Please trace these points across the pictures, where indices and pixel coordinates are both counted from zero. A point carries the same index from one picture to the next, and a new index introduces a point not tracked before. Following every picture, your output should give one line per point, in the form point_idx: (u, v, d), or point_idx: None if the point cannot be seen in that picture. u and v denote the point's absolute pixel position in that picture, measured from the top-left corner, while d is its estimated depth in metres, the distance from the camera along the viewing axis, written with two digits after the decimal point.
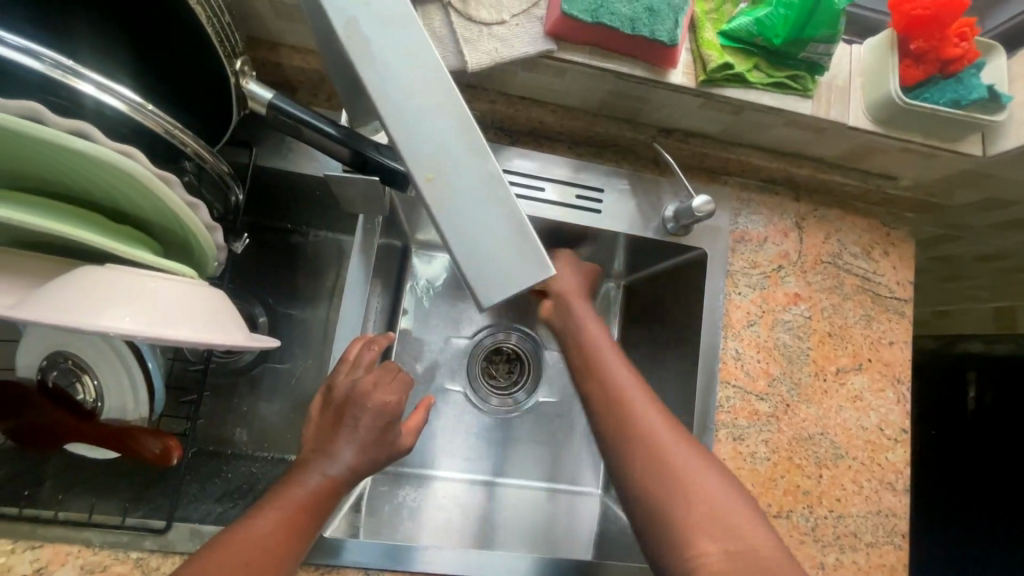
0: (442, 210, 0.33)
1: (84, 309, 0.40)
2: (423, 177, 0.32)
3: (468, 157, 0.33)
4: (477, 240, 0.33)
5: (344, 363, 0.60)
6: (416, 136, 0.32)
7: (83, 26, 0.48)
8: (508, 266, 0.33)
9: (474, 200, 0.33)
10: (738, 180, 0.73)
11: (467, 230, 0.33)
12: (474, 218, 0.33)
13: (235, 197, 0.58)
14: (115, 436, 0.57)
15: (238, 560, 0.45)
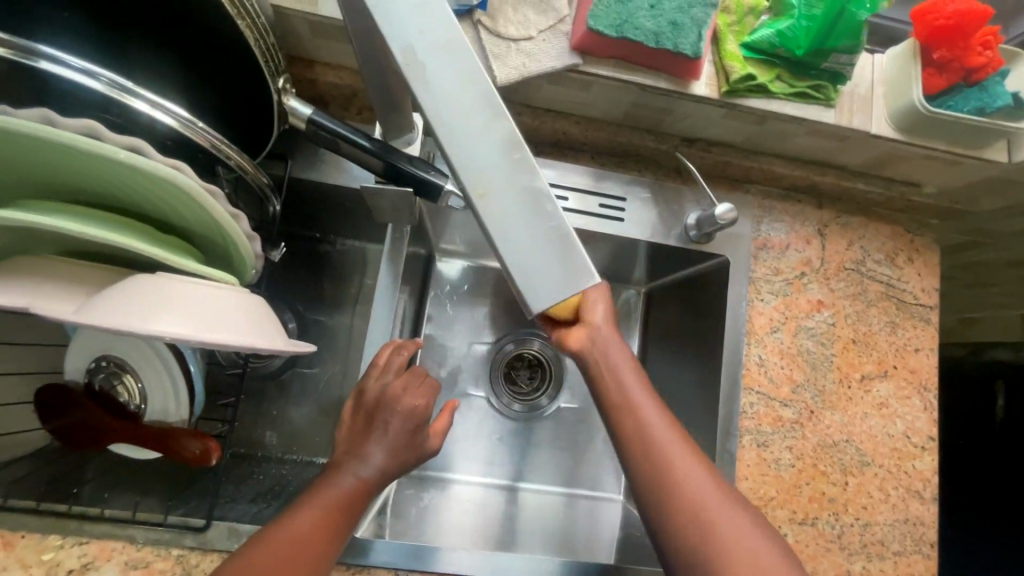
0: (495, 227, 0.32)
1: (139, 314, 0.43)
2: (474, 194, 0.32)
3: (516, 172, 0.32)
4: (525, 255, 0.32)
5: (375, 367, 0.62)
6: (469, 156, 0.31)
7: (137, 49, 0.51)
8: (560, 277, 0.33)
9: (524, 216, 0.32)
10: (760, 188, 0.74)
11: (520, 246, 0.32)
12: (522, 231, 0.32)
13: (273, 209, 0.60)
14: (156, 437, 0.59)
15: (278, 556, 0.47)
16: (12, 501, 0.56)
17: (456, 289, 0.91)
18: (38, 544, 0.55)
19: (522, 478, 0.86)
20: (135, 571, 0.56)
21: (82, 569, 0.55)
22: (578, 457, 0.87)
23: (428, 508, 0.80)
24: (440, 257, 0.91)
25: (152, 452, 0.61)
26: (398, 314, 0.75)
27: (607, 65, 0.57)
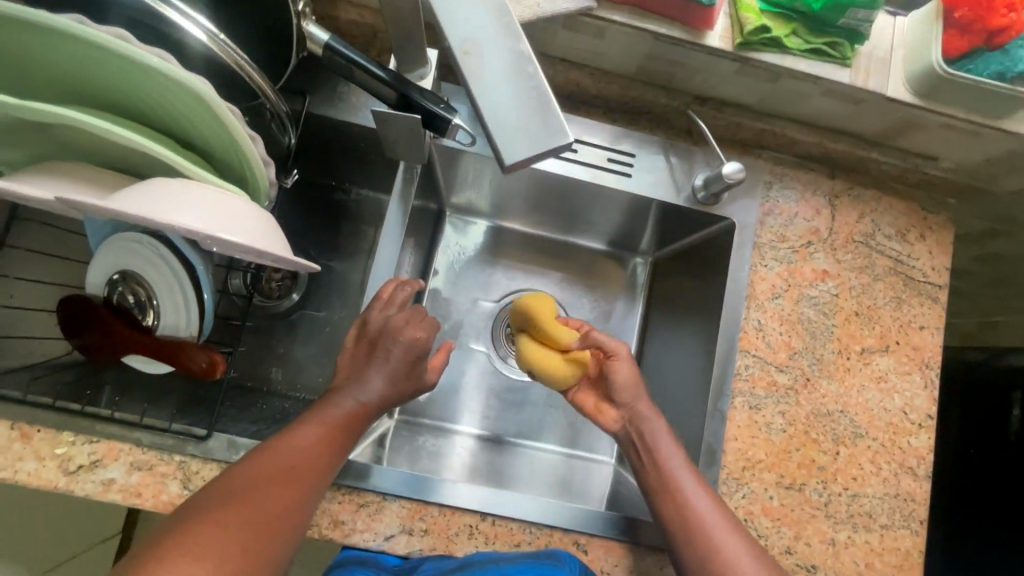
0: (477, 82, 0.38)
1: (160, 209, 0.45)
2: (461, 52, 0.38)
3: (503, 44, 0.39)
4: (503, 110, 0.38)
5: (379, 299, 0.64)
6: (459, 24, 0.38)
7: None
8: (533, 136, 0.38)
9: (499, 70, 0.38)
10: (773, 154, 0.73)
11: (499, 106, 0.38)
12: (504, 93, 0.38)
13: (288, 140, 0.64)
14: (167, 349, 0.62)
15: (284, 461, 0.50)
16: (31, 396, 0.60)
17: (464, 249, 0.92)
18: (52, 438, 0.59)
19: (520, 433, 0.87)
20: (140, 472, 0.59)
21: (91, 465, 0.59)
22: (574, 417, 0.88)
23: (424, 449, 0.83)
24: (452, 215, 0.93)
25: (163, 364, 0.64)
26: (404, 260, 0.77)
27: (620, 11, 0.57)
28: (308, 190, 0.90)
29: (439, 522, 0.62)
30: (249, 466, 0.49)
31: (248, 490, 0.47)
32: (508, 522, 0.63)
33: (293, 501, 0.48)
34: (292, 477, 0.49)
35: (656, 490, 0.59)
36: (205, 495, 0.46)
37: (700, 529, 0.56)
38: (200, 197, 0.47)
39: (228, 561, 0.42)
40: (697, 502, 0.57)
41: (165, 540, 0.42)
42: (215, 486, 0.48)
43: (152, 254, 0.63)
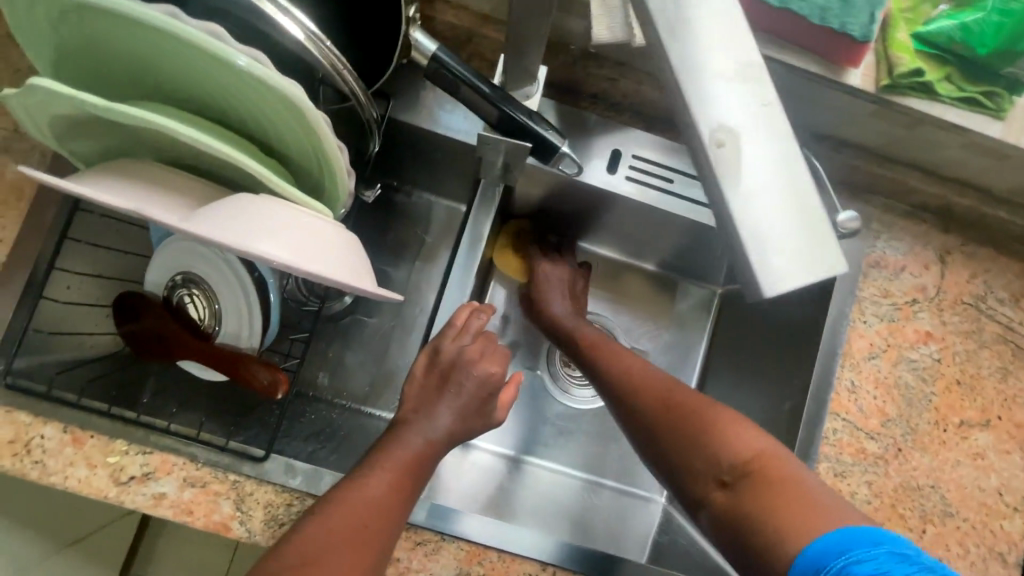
0: (736, 187, 0.39)
1: (248, 237, 0.41)
2: (719, 147, 0.39)
3: (776, 161, 0.39)
4: (767, 226, 0.39)
5: (452, 327, 0.60)
6: (727, 116, 0.39)
7: None
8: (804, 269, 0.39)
9: (761, 177, 0.39)
10: (883, 200, 0.67)
11: (766, 223, 0.39)
12: (766, 209, 0.39)
13: (371, 148, 0.59)
14: (226, 360, 0.59)
15: (355, 519, 0.45)
16: (86, 401, 0.58)
17: None
18: (105, 446, 0.56)
19: (557, 460, 0.83)
20: (193, 488, 0.56)
21: (143, 477, 0.56)
22: (626, 451, 0.84)
23: (454, 471, 0.78)
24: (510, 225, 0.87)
25: (220, 374, 0.61)
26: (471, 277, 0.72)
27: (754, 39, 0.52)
28: None
29: (496, 568, 0.59)
30: (317, 525, 0.44)
31: (318, 561, 0.42)
32: (569, 574, 0.60)
33: (366, 566, 0.44)
34: (364, 540, 0.44)
35: (630, 399, 0.60)
36: (274, 567, 0.42)
37: (670, 415, 0.56)
38: (287, 221, 0.43)
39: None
40: (670, 388, 0.58)
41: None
42: (284, 550, 0.43)
43: (217, 258, 0.60)
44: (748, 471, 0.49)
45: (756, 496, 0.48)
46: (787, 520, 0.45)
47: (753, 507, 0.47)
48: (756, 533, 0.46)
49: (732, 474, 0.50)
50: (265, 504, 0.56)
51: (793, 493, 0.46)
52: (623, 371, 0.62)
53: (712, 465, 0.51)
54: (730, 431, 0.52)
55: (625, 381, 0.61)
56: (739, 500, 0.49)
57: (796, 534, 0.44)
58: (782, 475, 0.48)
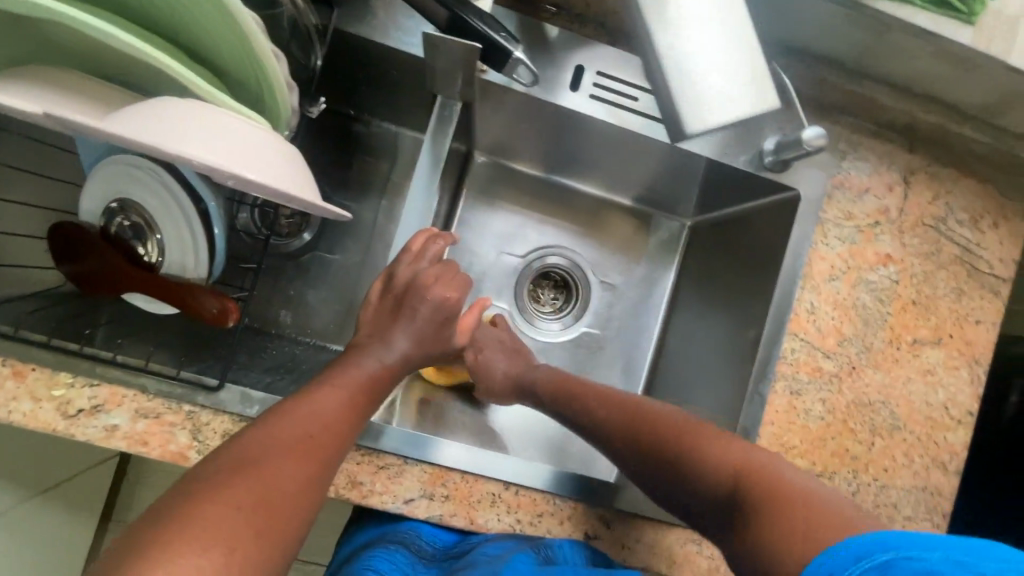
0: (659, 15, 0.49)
1: (171, 139, 0.38)
2: None
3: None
4: (689, 57, 0.50)
5: (408, 252, 0.58)
6: None
7: None
8: (726, 110, 0.50)
9: (681, 12, 0.49)
10: (851, 120, 0.66)
11: (686, 50, 0.50)
12: (692, 40, 0.50)
13: (315, 61, 0.58)
14: (172, 292, 0.56)
15: (304, 426, 0.43)
16: (22, 331, 0.54)
17: (487, 196, 0.85)
18: (49, 379, 0.54)
19: None
20: (146, 420, 0.55)
21: (93, 410, 0.55)
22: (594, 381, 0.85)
23: (431, 402, 0.77)
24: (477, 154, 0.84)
25: (167, 306, 0.58)
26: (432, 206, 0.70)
27: None
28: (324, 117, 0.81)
29: (460, 488, 0.60)
30: (260, 432, 0.41)
31: (259, 461, 0.39)
32: (532, 492, 0.61)
33: (311, 476, 0.41)
34: (310, 448, 0.42)
35: (642, 459, 0.57)
36: (205, 469, 0.38)
37: (677, 446, 0.54)
38: (216, 127, 0.40)
39: (239, 549, 0.35)
40: (684, 425, 0.56)
41: (166, 522, 0.34)
42: (220, 455, 0.39)
43: (155, 185, 0.56)
44: (745, 492, 0.46)
45: (765, 521, 0.43)
46: (792, 525, 0.41)
47: (759, 524, 0.43)
48: (766, 558, 0.42)
49: (728, 505, 0.48)
50: (223, 433, 0.56)
51: (792, 509, 0.42)
52: (635, 412, 0.59)
53: (712, 486, 0.50)
54: (716, 450, 0.52)
55: (632, 414, 0.59)
56: (747, 519, 0.45)
57: (799, 554, 0.40)
58: (772, 488, 0.45)
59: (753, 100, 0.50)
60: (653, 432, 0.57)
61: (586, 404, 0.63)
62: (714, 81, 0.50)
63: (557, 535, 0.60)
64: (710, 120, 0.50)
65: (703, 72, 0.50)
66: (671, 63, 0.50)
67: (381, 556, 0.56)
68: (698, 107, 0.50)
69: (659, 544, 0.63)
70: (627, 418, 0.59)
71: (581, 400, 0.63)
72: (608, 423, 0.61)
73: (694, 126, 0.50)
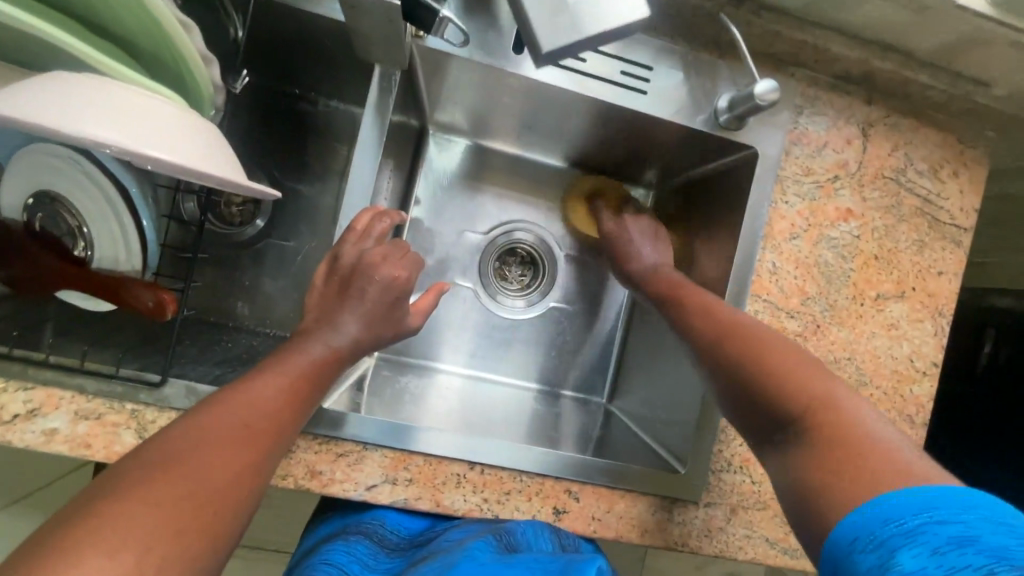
0: None
1: (62, 113, 0.35)
2: None
3: None
4: None
5: (353, 232, 0.56)
6: None
7: None
8: (579, 15, 0.43)
9: None
10: (807, 73, 0.64)
11: None
12: None
13: (234, 32, 0.61)
14: (104, 287, 0.53)
15: (238, 417, 0.42)
16: None
17: (446, 173, 0.82)
18: None
19: (495, 370, 0.81)
20: (86, 421, 0.53)
21: (29, 414, 0.52)
22: (564, 357, 0.83)
23: (408, 389, 0.75)
24: (435, 132, 0.82)
25: (103, 302, 0.55)
26: (382, 184, 0.67)
27: None
28: (268, 97, 0.77)
29: (424, 471, 0.59)
30: (191, 426, 0.40)
31: (187, 454, 0.38)
32: (498, 470, 0.60)
33: (246, 466, 0.40)
34: (245, 436, 0.41)
35: (719, 355, 0.49)
36: (130, 464, 0.37)
37: (752, 362, 0.46)
38: (115, 101, 0.37)
39: (158, 547, 0.33)
40: (756, 333, 0.49)
41: (83, 516, 0.33)
42: (148, 450, 0.38)
43: (76, 174, 0.52)
44: (820, 423, 0.40)
45: (811, 460, 0.39)
46: (842, 469, 0.37)
47: (806, 461, 0.39)
48: (817, 491, 0.38)
49: (795, 428, 0.42)
50: None
51: (859, 456, 0.37)
52: (728, 328, 0.50)
53: (784, 420, 0.43)
54: (807, 381, 0.43)
55: (719, 332, 0.51)
56: (809, 449, 0.40)
57: (847, 490, 0.36)
58: (858, 437, 0.38)
59: (622, 7, 0.43)
60: (732, 340, 0.49)
61: (683, 320, 0.56)
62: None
63: (525, 512, 0.60)
64: (560, 28, 0.44)
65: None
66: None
67: (340, 548, 0.54)
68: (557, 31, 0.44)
69: (629, 514, 0.62)
70: (714, 337, 0.51)
71: (677, 312, 0.57)
72: (698, 337, 0.52)
73: (545, 36, 0.44)
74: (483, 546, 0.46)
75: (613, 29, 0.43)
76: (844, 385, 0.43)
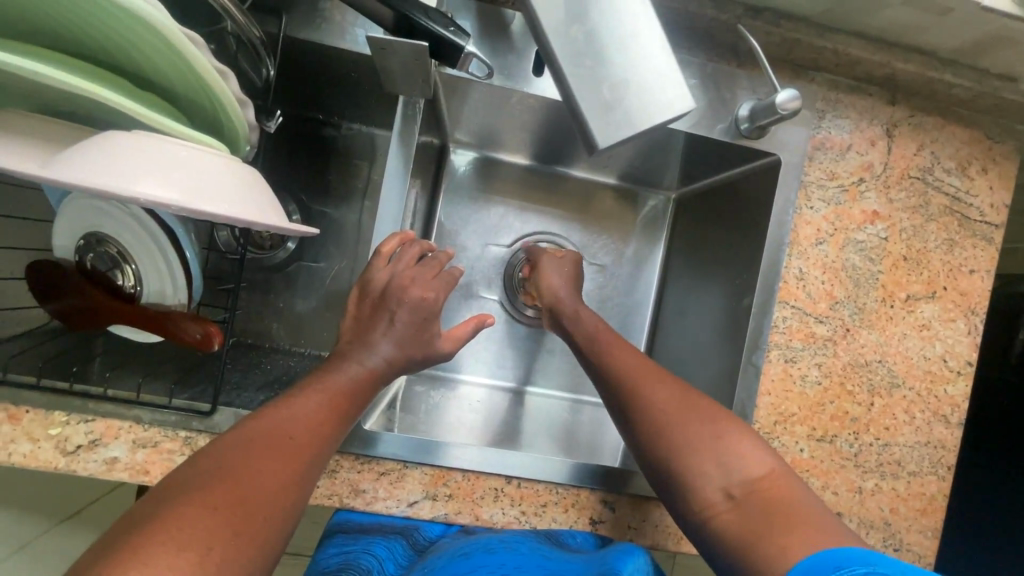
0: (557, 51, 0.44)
1: (115, 171, 0.37)
2: None
3: (603, 54, 0.44)
4: (606, 110, 0.44)
5: (380, 256, 0.59)
6: None
7: None
8: (630, 106, 0.44)
9: (584, 77, 0.44)
10: (828, 77, 0.64)
11: (594, 98, 0.44)
12: (600, 98, 0.44)
13: (266, 73, 0.58)
14: (154, 320, 0.56)
15: (280, 430, 0.45)
16: (10, 375, 0.55)
17: (468, 188, 0.84)
18: (44, 419, 0.55)
19: (524, 381, 0.83)
20: (144, 449, 0.56)
21: (91, 445, 0.55)
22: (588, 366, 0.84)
23: (438, 405, 0.77)
24: (455, 148, 0.83)
25: (152, 335, 0.58)
26: (409, 205, 0.69)
27: None
28: (295, 126, 0.80)
29: (463, 487, 0.60)
30: (235, 440, 0.44)
31: (235, 467, 0.41)
32: (534, 483, 0.61)
33: (287, 476, 0.43)
34: (289, 448, 0.44)
35: (651, 441, 0.52)
36: (185, 476, 0.40)
37: (692, 442, 0.51)
38: (160, 151, 0.39)
39: (217, 547, 0.36)
40: (691, 411, 0.52)
41: (149, 521, 0.36)
42: (198, 463, 0.42)
43: (122, 216, 0.55)
44: (756, 489, 0.47)
45: (756, 529, 0.45)
46: (794, 541, 0.43)
47: (753, 530, 0.45)
48: (755, 548, 0.44)
49: (740, 491, 0.48)
50: None
51: (797, 522, 0.44)
52: (677, 401, 0.53)
53: (722, 477, 0.49)
54: (744, 454, 0.50)
55: (673, 399, 0.53)
56: (747, 515, 0.46)
57: (788, 546, 0.42)
58: (790, 504, 0.46)
59: (658, 64, 0.44)
60: (688, 413, 0.52)
61: (613, 364, 0.58)
62: (611, 47, 0.44)
63: (562, 523, 0.61)
64: (614, 120, 0.44)
65: (609, 58, 0.44)
66: (574, 62, 0.44)
67: (381, 544, 0.58)
68: (614, 139, 0.44)
69: (664, 521, 0.63)
70: (673, 404, 0.53)
71: (616, 361, 0.57)
72: (656, 397, 0.53)
73: (599, 131, 0.44)
74: (521, 537, 0.58)
75: (665, 118, 0.44)
76: (759, 442, 0.51)
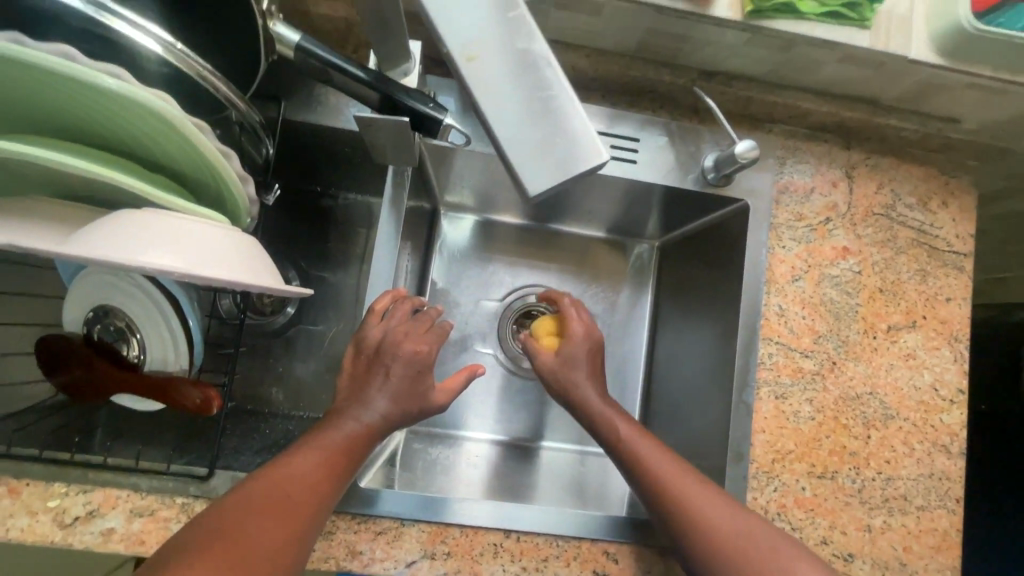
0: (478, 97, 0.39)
1: (125, 245, 0.40)
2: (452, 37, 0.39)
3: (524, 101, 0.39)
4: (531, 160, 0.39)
5: (373, 315, 0.61)
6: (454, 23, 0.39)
7: None
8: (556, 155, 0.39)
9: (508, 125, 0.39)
10: (784, 128, 0.69)
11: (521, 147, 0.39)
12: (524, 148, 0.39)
13: (265, 153, 0.64)
14: (155, 387, 0.58)
15: (280, 491, 0.46)
16: (15, 447, 0.56)
17: (460, 248, 0.87)
18: (44, 491, 0.55)
19: (524, 435, 0.83)
20: (140, 518, 0.56)
21: (88, 516, 0.55)
22: None
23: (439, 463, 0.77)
24: (445, 213, 0.88)
25: (153, 402, 0.60)
26: (401, 267, 0.72)
27: None
28: (293, 198, 0.85)
29: (461, 543, 0.60)
30: (237, 498, 0.45)
31: (236, 536, 0.43)
32: (534, 537, 0.60)
33: (283, 541, 0.44)
34: (284, 509, 0.45)
35: (685, 533, 0.52)
36: (185, 540, 0.42)
37: (732, 545, 0.50)
38: (165, 225, 0.42)
39: None
40: (730, 514, 0.52)
41: None
42: (201, 525, 0.44)
43: (130, 288, 0.58)
44: None
45: None
46: None
47: None
48: None
49: None
50: None
51: None
52: (711, 495, 0.53)
53: None
54: (788, 564, 0.49)
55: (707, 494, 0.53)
56: None
57: None
58: None
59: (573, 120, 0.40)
60: (729, 518, 0.52)
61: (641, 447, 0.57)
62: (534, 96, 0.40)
63: None
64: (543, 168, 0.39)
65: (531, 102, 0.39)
66: (494, 99, 0.39)
67: None
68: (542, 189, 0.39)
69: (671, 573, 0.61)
70: (708, 500, 0.53)
71: (639, 441, 0.57)
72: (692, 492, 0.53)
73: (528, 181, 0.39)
74: None
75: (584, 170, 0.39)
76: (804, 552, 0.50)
